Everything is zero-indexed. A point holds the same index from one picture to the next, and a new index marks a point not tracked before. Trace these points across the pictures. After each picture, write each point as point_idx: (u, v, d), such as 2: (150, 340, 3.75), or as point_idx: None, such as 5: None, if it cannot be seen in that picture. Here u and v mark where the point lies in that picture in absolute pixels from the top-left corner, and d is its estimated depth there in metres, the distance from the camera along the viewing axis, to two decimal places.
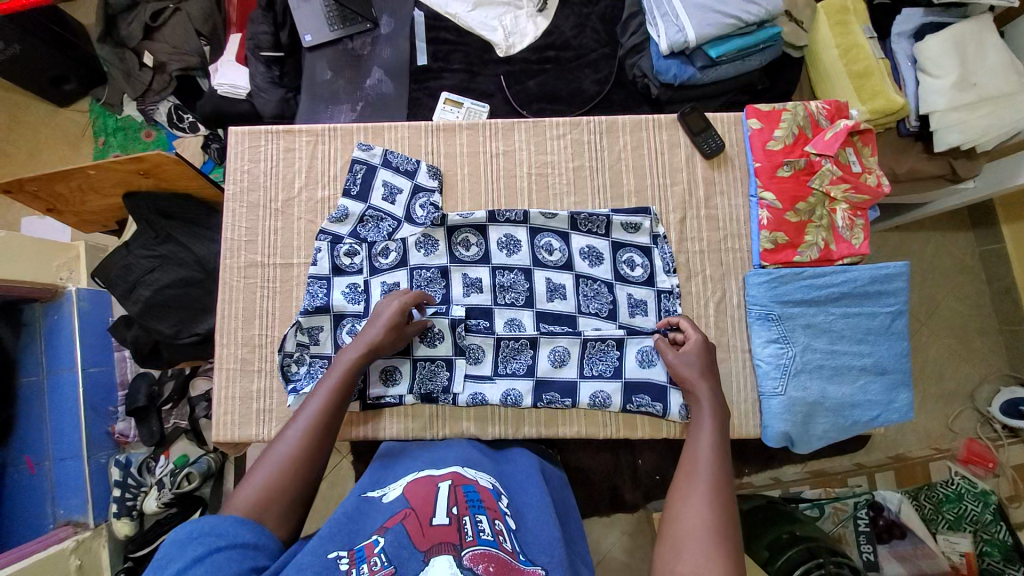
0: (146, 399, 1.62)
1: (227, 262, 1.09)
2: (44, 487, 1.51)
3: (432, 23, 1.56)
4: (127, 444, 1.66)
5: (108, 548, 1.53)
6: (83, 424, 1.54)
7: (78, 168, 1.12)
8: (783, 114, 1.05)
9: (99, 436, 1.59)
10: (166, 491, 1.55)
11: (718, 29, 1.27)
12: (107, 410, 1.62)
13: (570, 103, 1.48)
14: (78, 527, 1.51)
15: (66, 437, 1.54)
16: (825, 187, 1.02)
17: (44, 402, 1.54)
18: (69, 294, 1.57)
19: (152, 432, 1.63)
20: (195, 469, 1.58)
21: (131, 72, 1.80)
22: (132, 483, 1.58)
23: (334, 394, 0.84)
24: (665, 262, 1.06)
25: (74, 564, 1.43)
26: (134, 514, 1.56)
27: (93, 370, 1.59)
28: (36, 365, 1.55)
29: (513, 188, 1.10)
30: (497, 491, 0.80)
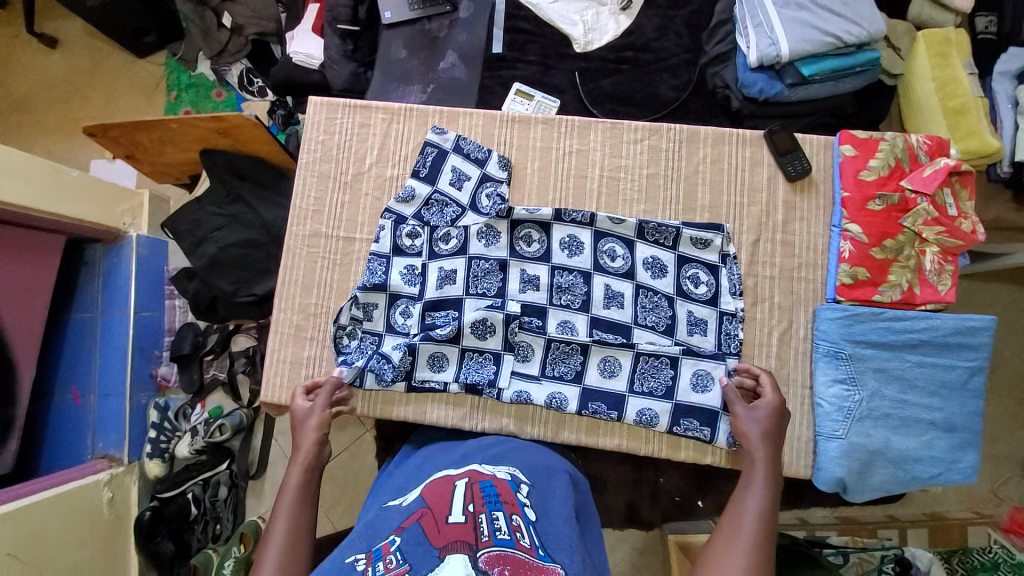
0: (190, 348, 1.69)
1: (293, 230, 1.10)
2: (87, 420, 1.59)
3: (512, 11, 1.54)
4: (167, 389, 1.74)
5: (136, 486, 1.61)
6: (130, 364, 1.62)
7: (162, 121, 1.16)
8: (880, 144, 1.00)
9: (143, 377, 1.67)
10: (199, 438, 1.61)
11: (814, 46, 1.21)
12: (153, 353, 1.71)
13: (645, 107, 1.44)
14: (112, 461, 1.59)
15: (110, 375, 1.60)
16: (918, 227, 0.96)
17: (95, 339, 1.61)
18: (129, 239, 1.64)
19: (192, 379, 1.70)
20: (227, 422, 1.63)
21: (209, 31, 1.84)
22: (168, 426, 1.65)
23: (304, 483, 0.86)
24: (731, 283, 1.02)
25: (106, 496, 1.50)
26: (165, 457, 1.63)
27: (144, 314, 1.66)
28: (90, 303, 1.62)
29: (582, 189, 1.08)
30: (516, 482, 0.81)
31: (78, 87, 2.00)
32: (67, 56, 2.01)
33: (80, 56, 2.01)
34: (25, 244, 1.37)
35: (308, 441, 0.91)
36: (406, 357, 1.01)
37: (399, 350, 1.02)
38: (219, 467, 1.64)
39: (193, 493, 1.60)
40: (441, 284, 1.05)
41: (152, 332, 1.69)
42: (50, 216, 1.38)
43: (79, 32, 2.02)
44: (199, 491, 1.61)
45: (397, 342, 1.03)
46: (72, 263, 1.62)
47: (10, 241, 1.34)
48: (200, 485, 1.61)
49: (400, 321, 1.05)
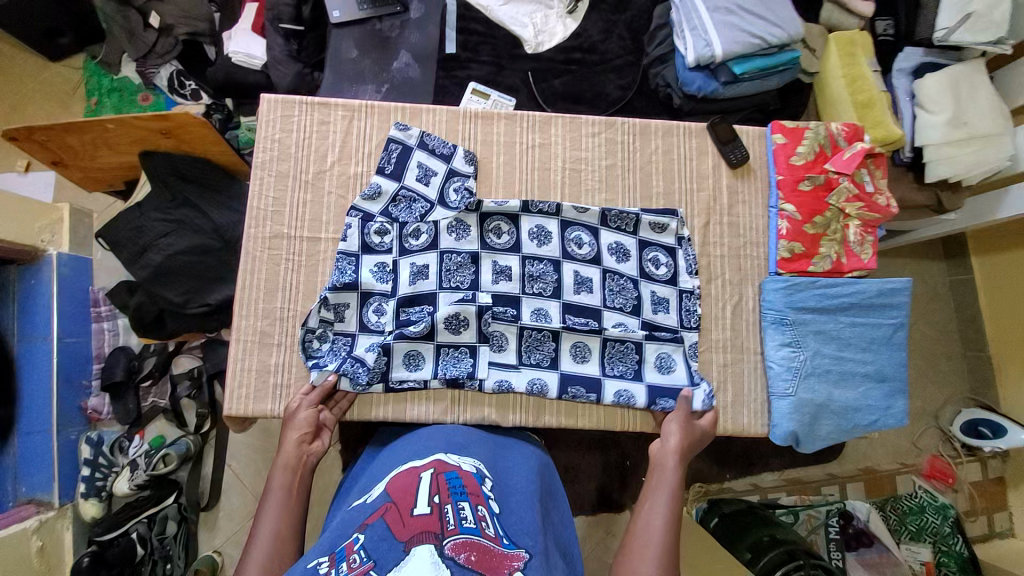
0: (123, 374, 1.54)
1: (252, 231, 1.06)
2: (4, 464, 1.42)
3: (463, 13, 1.57)
4: (99, 421, 1.59)
5: (71, 530, 1.45)
6: (54, 397, 1.47)
7: (94, 121, 1.07)
8: (806, 132, 1.11)
9: (71, 411, 1.51)
10: (140, 473, 1.48)
11: (744, 47, 1.33)
12: (80, 383, 1.55)
13: (594, 105, 1.52)
14: (40, 505, 1.43)
15: (34, 411, 1.45)
16: (841, 204, 1.08)
17: (14, 370, 1.46)
18: (49, 258, 1.50)
19: (127, 410, 1.55)
20: (172, 451, 1.51)
21: (134, 32, 1.72)
22: (104, 462, 1.52)
23: (289, 484, 0.87)
24: (688, 263, 1.10)
25: (35, 545, 1.35)
26: (103, 496, 1.50)
27: (69, 342, 1.50)
28: (4, 333, 1.47)
29: (548, 180, 1.13)
30: (481, 475, 0.80)
31: None
32: None
33: None
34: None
35: (291, 442, 0.92)
36: (379, 357, 1.00)
37: (373, 351, 1.00)
38: (165, 502, 1.50)
39: (137, 532, 1.44)
40: (413, 279, 1.05)
41: (78, 360, 1.52)
42: None
43: None
44: (144, 529, 1.45)
45: (371, 342, 1.02)
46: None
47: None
48: (144, 523, 1.46)
49: (373, 319, 1.04)
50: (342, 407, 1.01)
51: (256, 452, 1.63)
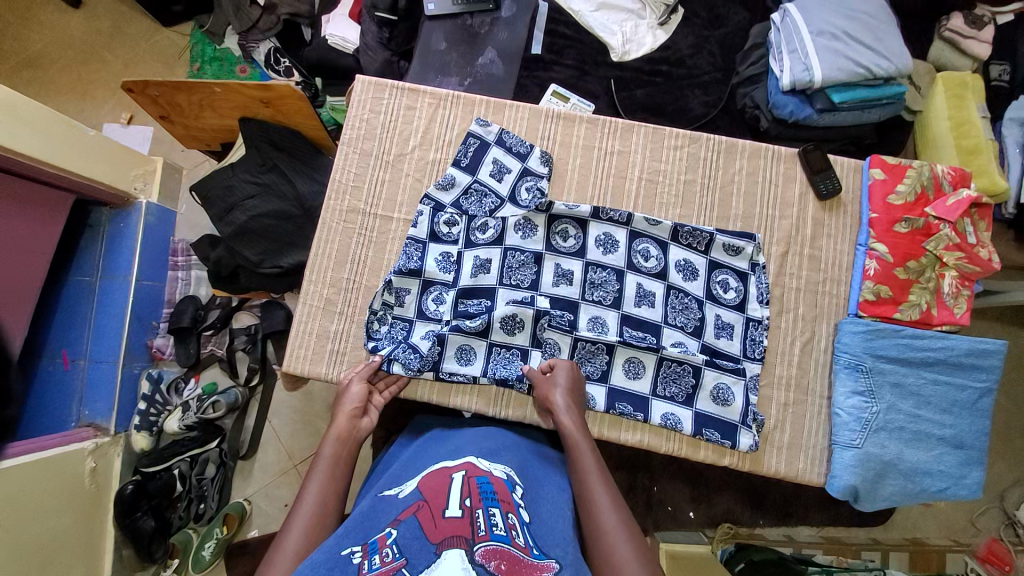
0: (190, 322, 1.66)
1: (331, 204, 1.10)
2: (74, 385, 1.54)
3: (553, 15, 1.58)
4: (161, 360, 1.70)
5: (121, 458, 1.56)
6: (126, 331, 1.58)
7: (206, 83, 1.14)
8: (907, 171, 1.04)
9: (139, 347, 1.63)
10: (190, 414, 1.58)
11: (846, 75, 1.26)
12: (150, 323, 1.67)
13: (675, 119, 1.49)
14: (98, 430, 1.54)
15: (106, 341, 1.56)
16: (939, 252, 1.01)
17: (93, 302, 1.57)
18: (139, 205, 1.62)
19: (189, 353, 1.67)
20: (222, 399, 1.60)
21: (241, 7, 1.83)
22: (159, 399, 1.62)
23: (336, 457, 0.86)
24: (759, 291, 1.05)
25: (89, 466, 1.45)
26: (153, 430, 1.60)
27: (145, 283, 1.63)
28: (91, 267, 1.58)
29: (622, 189, 1.11)
30: (513, 481, 0.79)
31: (97, 48, 1.97)
32: (87, 16, 1.99)
33: (102, 17, 1.99)
34: (42, 196, 1.36)
35: (342, 417, 0.91)
36: (433, 348, 1.01)
37: (428, 341, 1.02)
38: (207, 446, 1.58)
39: (180, 469, 1.54)
40: (475, 273, 1.06)
41: (150, 303, 1.64)
42: (62, 173, 1.34)
43: None
44: (185, 467, 1.55)
45: (426, 332, 1.04)
46: (76, 224, 1.59)
47: (14, 194, 1.28)
48: (186, 462, 1.55)
49: (431, 307, 1.06)
50: (392, 390, 1.01)
51: (295, 414, 1.70)
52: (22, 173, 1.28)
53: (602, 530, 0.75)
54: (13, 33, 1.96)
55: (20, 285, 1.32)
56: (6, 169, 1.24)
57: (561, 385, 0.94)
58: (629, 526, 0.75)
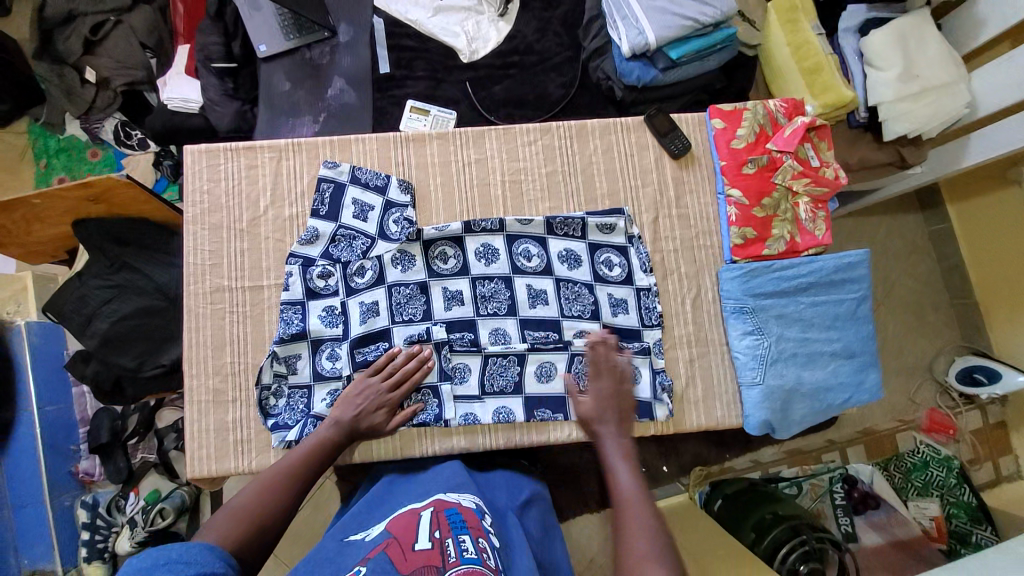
0: (109, 435, 1.49)
1: (191, 289, 1.03)
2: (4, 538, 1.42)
3: (391, 29, 1.53)
4: (94, 483, 1.54)
5: None
6: (41, 465, 1.44)
7: (19, 198, 1.04)
8: (744, 114, 1.09)
9: (62, 478, 1.48)
10: (139, 529, 1.45)
11: (677, 31, 1.30)
12: (68, 449, 1.51)
13: (538, 107, 1.49)
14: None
15: (22, 482, 1.45)
16: (787, 182, 1.07)
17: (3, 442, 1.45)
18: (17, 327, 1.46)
19: (119, 468, 1.51)
20: (168, 505, 1.47)
21: (73, 90, 1.75)
22: (103, 523, 1.48)
23: (321, 441, 0.92)
24: (641, 261, 1.07)
25: None
26: (107, 556, 1.47)
27: (48, 410, 1.47)
28: None
29: (488, 197, 1.09)
30: (482, 511, 0.77)
31: None
32: None
33: None
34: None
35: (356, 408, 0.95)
36: None
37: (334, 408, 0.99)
38: None
39: None
40: (364, 318, 1.02)
41: (58, 428, 1.47)
42: None
43: None
44: None
45: (330, 399, 1.00)
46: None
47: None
48: None
49: (327, 367, 1.01)
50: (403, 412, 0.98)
51: None
52: None
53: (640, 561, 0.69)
54: None
55: None
56: None
57: (604, 402, 0.93)
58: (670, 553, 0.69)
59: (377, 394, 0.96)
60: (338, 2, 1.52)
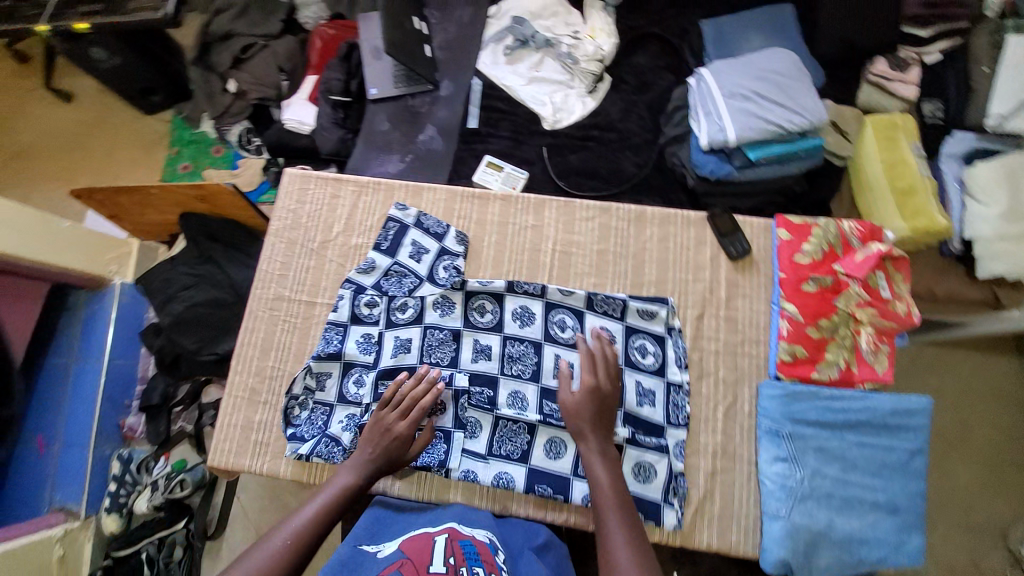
0: (159, 398, 1.66)
1: (258, 293, 1.14)
2: (47, 470, 1.54)
3: (487, 91, 1.67)
4: (132, 439, 1.69)
5: (91, 544, 1.53)
6: (95, 415, 1.59)
7: (143, 187, 1.21)
8: (813, 230, 1.06)
9: (109, 428, 1.64)
10: (158, 494, 1.58)
11: (759, 133, 1.31)
12: (121, 403, 1.68)
13: (608, 181, 1.54)
14: (69, 514, 1.52)
15: (78, 423, 1.58)
16: (851, 308, 1.02)
17: (67, 386, 1.60)
18: (113, 286, 1.68)
19: (158, 431, 1.66)
20: (189, 477, 1.60)
21: (213, 94, 2.04)
22: (129, 479, 1.61)
23: (334, 498, 0.87)
24: (677, 355, 1.04)
25: (56, 554, 1.42)
26: (124, 512, 1.58)
27: (117, 363, 1.66)
28: (67, 348, 1.63)
29: (536, 262, 1.12)
30: (494, 546, 0.81)
31: (81, 138, 2.16)
32: (74, 110, 2.19)
33: (88, 109, 2.19)
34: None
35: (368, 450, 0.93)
36: (355, 439, 1.02)
37: (348, 431, 1.02)
38: (176, 526, 1.57)
39: (147, 552, 1.53)
40: (396, 353, 1.07)
41: (121, 382, 1.66)
42: (36, 264, 1.44)
43: (90, 89, 2.21)
44: (153, 550, 1.54)
45: (346, 421, 1.04)
46: (54, 309, 1.64)
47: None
48: (155, 544, 1.55)
49: (351, 391, 1.06)
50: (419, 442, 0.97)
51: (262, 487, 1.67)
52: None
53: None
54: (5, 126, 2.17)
55: None
56: None
57: (586, 409, 0.91)
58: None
59: (385, 429, 0.94)
60: (446, 62, 1.71)
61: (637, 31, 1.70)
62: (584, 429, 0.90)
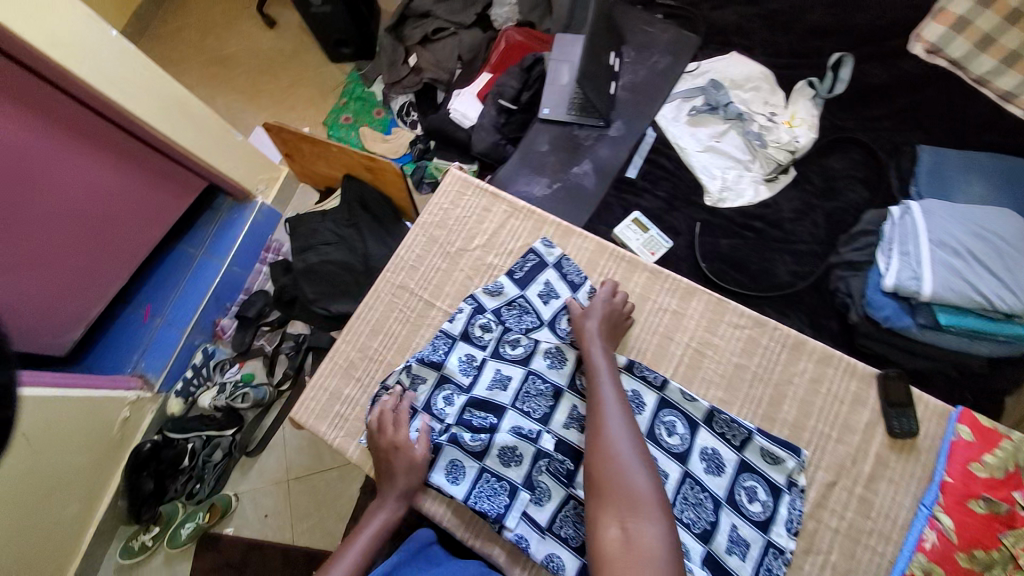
0: (254, 314, 1.79)
1: (387, 275, 1.18)
2: (143, 338, 1.69)
3: (658, 146, 1.60)
4: (220, 338, 1.82)
5: (152, 415, 1.68)
6: (201, 307, 1.73)
7: (328, 142, 1.31)
8: (1001, 440, 0.89)
9: (206, 322, 1.77)
10: (221, 397, 1.68)
11: (960, 299, 1.13)
12: (224, 305, 1.82)
13: (754, 279, 1.41)
14: (143, 384, 1.65)
15: (183, 308, 1.72)
16: (1019, 552, 0.81)
17: (185, 276, 1.75)
18: (254, 202, 1.81)
19: (243, 341, 1.78)
20: (252, 394, 1.68)
21: (394, 63, 2.14)
22: (203, 373, 1.74)
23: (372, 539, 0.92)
24: (789, 517, 0.90)
25: (122, 416, 1.57)
26: (188, 399, 1.71)
27: (233, 270, 1.79)
28: (200, 241, 1.78)
29: (664, 349, 1.04)
30: None
31: (272, 65, 2.38)
32: (276, 39, 2.42)
33: (287, 42, 2.41)
34: (163, 169, 1.53)
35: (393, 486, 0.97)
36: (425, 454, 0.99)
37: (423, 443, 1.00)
38: (225, 432, 1.66)
39: (193, 444, 1.65)
40: (492, 386, 1.04)
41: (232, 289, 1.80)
42: (203, 164, 1.58)
43: (295, 25, 2.44)
44: (198, 444, 1.65)
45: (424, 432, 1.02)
46: (203, 204, 1.81)
47: (125, 153, 1.42)
48: (201, 440, 1.66)
49: (438, 405, 1.04)
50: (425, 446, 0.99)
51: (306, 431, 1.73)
52: (172, 156, 1.53)
53: (610, 450, 0.80)
54: (219, 36, 2.45)
55: (135, 245, 1.54)
56: (163, 150, 1.50)
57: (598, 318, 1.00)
58: (638, 448, 0.80)
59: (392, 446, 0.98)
60: (625, 102, 1.66)
61: (841, 132, 1.54)
62: (588, 330, 0.99)
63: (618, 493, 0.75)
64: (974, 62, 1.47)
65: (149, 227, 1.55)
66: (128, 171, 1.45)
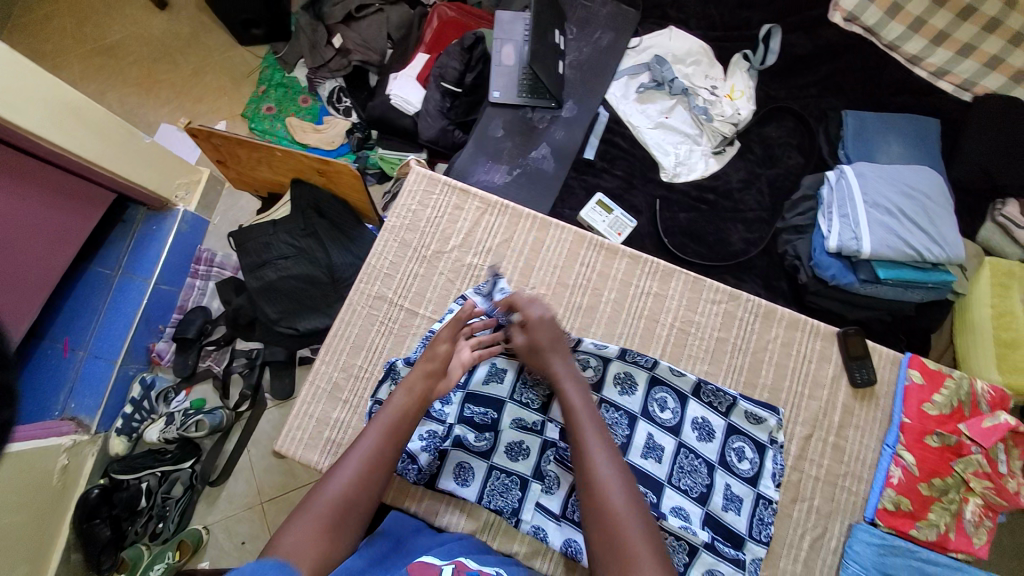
0: (194, 334, 1.59)
1: (361, 286, 1.12)
2: (66, 376, 1.43)
3: (612, 125, 1.62)
4: (157, 364, 1.61)
5: (93, 460, 1.44)
6: (130, 332, 1.51)
7: (269, 149, 1.22)
8: (946, 380, 1.06)
9: (139, 348, 1.55)
10: (172, 428, 1.48)
11: (895, 254, 1.27)
12: (156, 327, 1.60)
13: (712, 250, 1.49)
14: (79, 426, 1.43)
15: (110, 337, 1.49)
16: (967, 475, 0.99)
17: (107, 297, 1.50)
18: (176, 211, 1.61)
19: (185, 363, 1.59)
20: (206, 419, 1.50)
21: (317, 44, 1.96)
22: (145, 406, 1.53)
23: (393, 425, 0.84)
24: (774, 470, 1.00)
25: (60, 463, 1.34)
26: (132, 436, 1.49)
27: (162, 287, 1.58)
28: (114, 260, 1.53)
29: (651, 332, 1.10)
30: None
31: (168, 51, 2.07)
32: (169, 20, 2.11)
33: (182, 24, 2.11)
34: (54, 180, 1.28)
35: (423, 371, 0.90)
36: (431, 462, 0.97)
37: (427, 452, 0.97)
38: (183, 464, 1.47)
39: (148, 483, 1.42)
40: (486, 380, 1.03)
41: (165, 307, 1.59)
42: (109, 175, 1.35)
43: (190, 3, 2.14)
44: (154, 482, 1.43)
45: (426, 440, 0.98)
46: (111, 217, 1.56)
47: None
48: (157, 476, 1.44)
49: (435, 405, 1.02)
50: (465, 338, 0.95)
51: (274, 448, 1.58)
52: (68, 167, 1.29)
53: (606, 505, 0.74)
54: (96, 21, 2.09)
55: (42, 272, 1.29)
56: (53, 160, 1.25)
57: (543, 337, 0.93)
58: (629, 491, 0.75)
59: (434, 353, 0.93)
60: (573, 81, 1.63)
61: (775, 102, 1.63)
62: (544, 355, 0.92)
63: (620, 552, 0.70)
64: (886, 29, 1.59)
65: (59, 249, 1.32)
66: (21, 188, 1.21)
